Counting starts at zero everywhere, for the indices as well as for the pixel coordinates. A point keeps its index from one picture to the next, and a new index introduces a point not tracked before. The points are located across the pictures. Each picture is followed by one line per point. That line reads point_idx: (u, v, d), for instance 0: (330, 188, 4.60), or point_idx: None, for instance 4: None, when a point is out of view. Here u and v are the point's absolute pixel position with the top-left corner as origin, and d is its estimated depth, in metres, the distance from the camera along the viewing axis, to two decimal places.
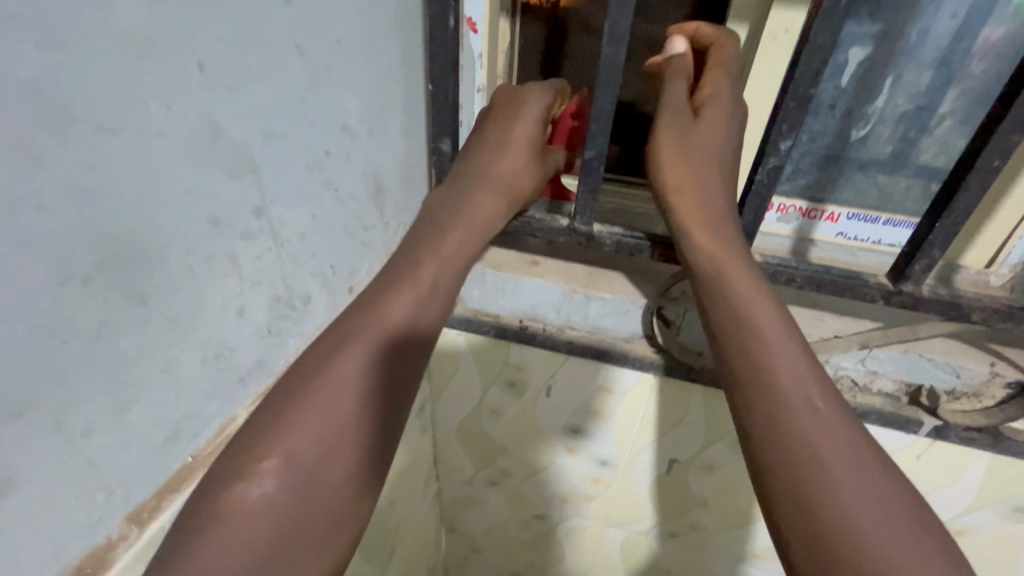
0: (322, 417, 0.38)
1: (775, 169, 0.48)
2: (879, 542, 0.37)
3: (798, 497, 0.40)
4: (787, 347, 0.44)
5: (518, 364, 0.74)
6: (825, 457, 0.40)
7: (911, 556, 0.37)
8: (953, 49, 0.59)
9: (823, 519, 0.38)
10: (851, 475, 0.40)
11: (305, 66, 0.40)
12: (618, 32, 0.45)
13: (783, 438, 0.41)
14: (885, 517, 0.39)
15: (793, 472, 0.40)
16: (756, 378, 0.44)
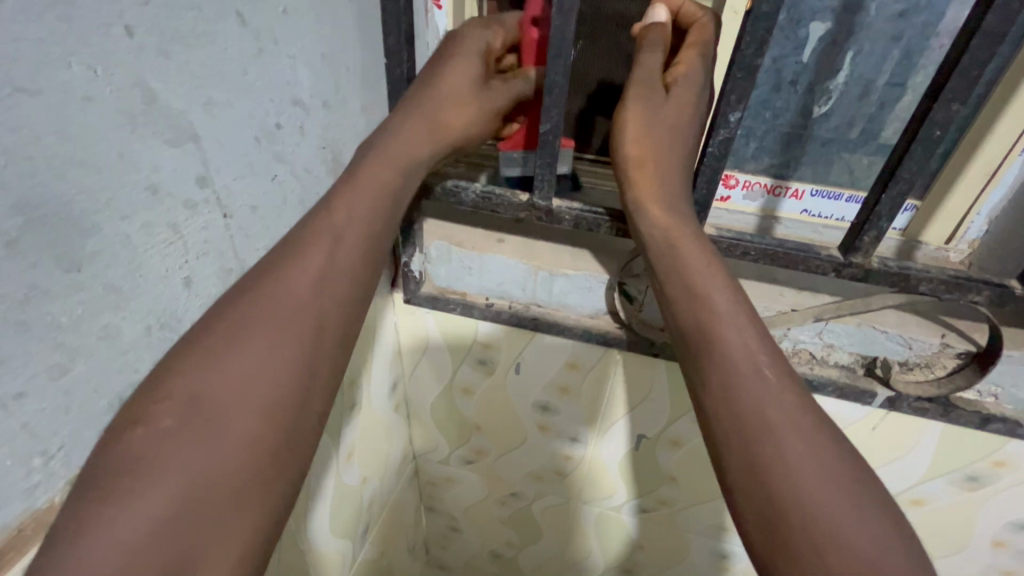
0: (249, 340, 0.37)
1: (726, 141, 0.48)
2: (816, 488, 0.38)
3: (742, 444, 0.40)
4: (734, 308, 0.44)
5: (486, 342, 0.74)
6: (764, 410, 0.41)
7: (848, 503, 0.38)
8: (912, 22, 0.59)
9: (762, 464, 0.40)
10: (794, 424, 0.40)
11: (247, 35, 0.40)
12: (567, 3, 0.45)
13: (728, 386, 0.42)
14: (825, 465, 0.39)
15: (735, 419, 0.41)
16: (702, 329, 0.44)
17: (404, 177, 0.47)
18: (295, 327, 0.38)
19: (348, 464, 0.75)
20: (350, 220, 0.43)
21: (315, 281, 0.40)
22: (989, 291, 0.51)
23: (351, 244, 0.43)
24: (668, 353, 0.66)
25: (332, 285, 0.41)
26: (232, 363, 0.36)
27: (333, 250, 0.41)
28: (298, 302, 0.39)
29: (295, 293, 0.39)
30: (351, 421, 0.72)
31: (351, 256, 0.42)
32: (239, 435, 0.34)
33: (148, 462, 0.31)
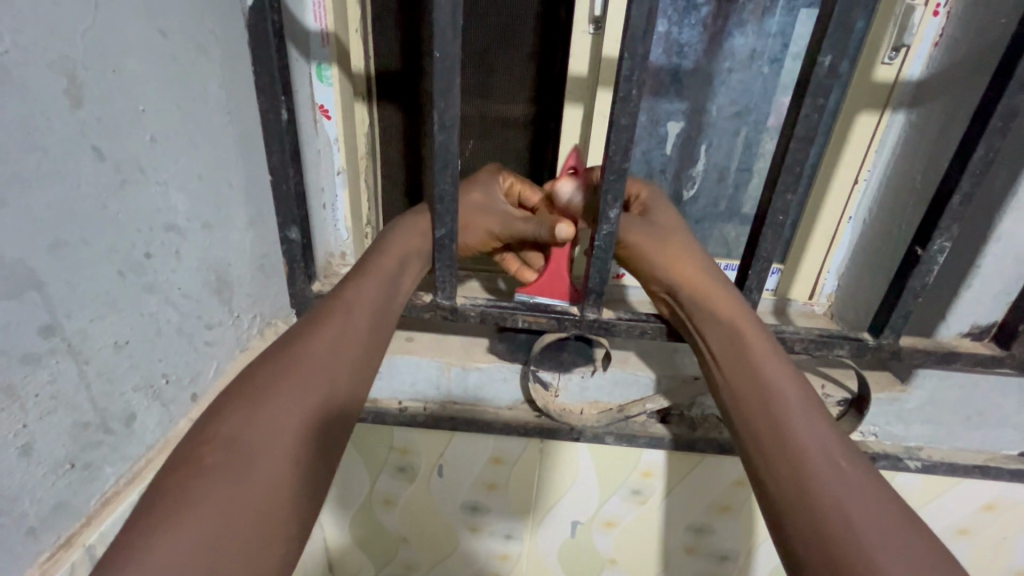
0: (293, 382, 0.37)
1: (610, 235, 0.52)
2: (849, 495, 0.36)
3: (780, 452, 0.39)
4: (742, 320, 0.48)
5: (405, 448, 0.70)
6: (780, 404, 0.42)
7: (886, 520, 0.34)
8: (747, 120, 0.70)
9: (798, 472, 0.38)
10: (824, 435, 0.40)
11: (106, 169, 0.37)
12: (448, 121, 0.47)
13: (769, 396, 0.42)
14: (858, 478, 0.37)
15: (770, 427, 0.41)
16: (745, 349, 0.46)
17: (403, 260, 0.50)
18: (324, 380, 0.38)
19: None
20: (360, 299, 0.44)
21: (332, 345, 0.40)
22: (850, 345, 0.57)
23: (368, 303, 0.44)
24: (588, 437, 0.65)
25: (347, 349, 0.41)
26: (274, 408, 0.35)
27: (349, 316, 0.43)
28: (323, 357, 0.39)
29: (319, 357, 0.39)
30: None
31: (363, 320, 0.43)
32: (273, 477, 0.33)
33: (208, 476, 0.31)
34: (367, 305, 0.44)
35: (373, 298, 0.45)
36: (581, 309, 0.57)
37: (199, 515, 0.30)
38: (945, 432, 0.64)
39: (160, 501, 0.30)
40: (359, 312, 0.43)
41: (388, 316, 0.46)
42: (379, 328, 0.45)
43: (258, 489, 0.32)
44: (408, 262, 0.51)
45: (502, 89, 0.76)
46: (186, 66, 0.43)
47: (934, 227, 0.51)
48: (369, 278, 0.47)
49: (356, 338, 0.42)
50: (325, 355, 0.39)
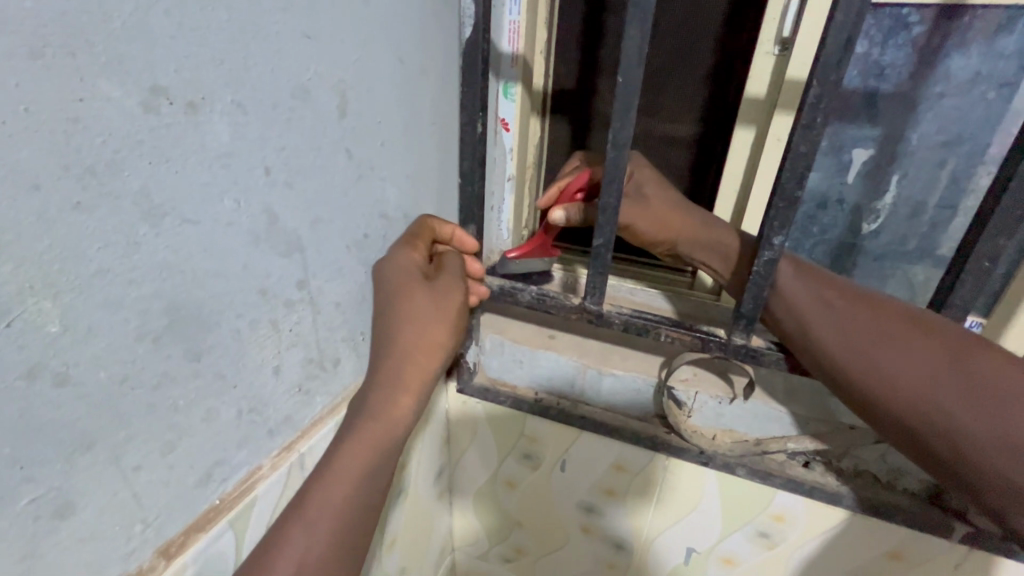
0: (359, 442, 0.46)
1: (771, 262, 0.50)
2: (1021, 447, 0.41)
3: (983, 479, 0.43)
4: (845, 332, 0.49)
5: (534, 436, 0.75)
6: (924, 392, 0.45)
7: None
8: (955, 151, 0.62)
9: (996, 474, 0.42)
10: (971, 386, 0.43)
11: (351, 166, 0.48)
12: (622, 139, 0.51)
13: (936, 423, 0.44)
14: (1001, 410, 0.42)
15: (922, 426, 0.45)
16: (882, 381, 0.47)
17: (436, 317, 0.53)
18: (314, 571, 0.41)
19: (388, 552, 0.73)
20: (412, 356, 0.51)
21: (382, 427, 0.48)
22: None
23: (412, 367, 0.51)
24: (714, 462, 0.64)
25: (382, 435, 0.47)
26: (340, 467, 0.44)
27: (392, 406, 0.49)
28: (366, 441, 0.46)
29: (371, 426, 0.47)
30: (396, 508, 0.71)
31: (351, 491, 0.44)
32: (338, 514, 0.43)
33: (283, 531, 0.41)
34: (367, 467, 0.45)
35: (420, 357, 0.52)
36: (729, 333, 0.56)
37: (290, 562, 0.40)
38: None
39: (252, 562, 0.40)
40: (398, 371, 0.50)
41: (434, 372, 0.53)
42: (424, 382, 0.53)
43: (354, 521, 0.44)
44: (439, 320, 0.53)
45: (671, 110, 0.78)
46: (411, 85, 0.53)
47: None
48: (413, 334, 0.52)
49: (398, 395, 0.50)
50: (308, 550, 0.41)
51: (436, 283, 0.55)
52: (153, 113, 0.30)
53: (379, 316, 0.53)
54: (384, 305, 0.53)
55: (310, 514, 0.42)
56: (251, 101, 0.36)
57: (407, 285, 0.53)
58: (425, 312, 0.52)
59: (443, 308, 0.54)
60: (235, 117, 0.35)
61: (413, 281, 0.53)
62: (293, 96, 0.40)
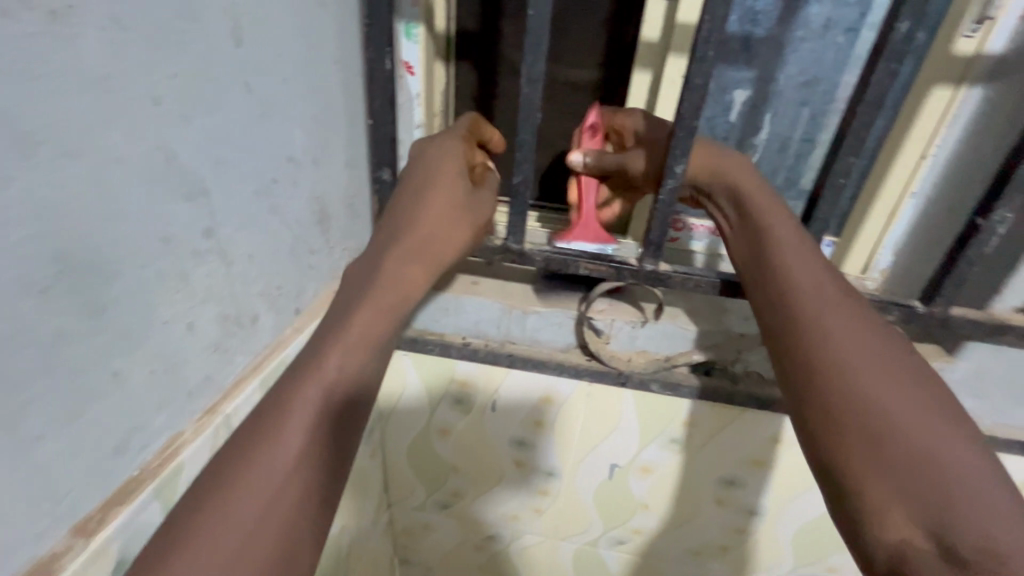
0: (338, 361, 0.40)
1: (674, 189, 0.55)
2: (916, 443, 0.36)
3: (855, 466, 0.37)
4: (804, 276, 0.46)
5: (463, 381, 0.77)
6: (850, 352, 0.41)
7: (949, 442, 0.36)
8: (813, 91, 0.71)
9: (876, 459, 0.36)
10: (898, 380, 0.40)
11: (252, 101, 0.44)
12: (535, 74, 0.52)
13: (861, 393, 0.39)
14: (912, 408, 0.38)
15: (825, 380, 0.40)
16: (818, 327, 0.43)
17: (456, 202, 0.52)
18: (289, 498, 0.35)
19: None
20: (427, 228, 0.50)
21: (405, 285, 0.47)
22: (899, 310, 0.60)
23: (430, 227, 0.50)
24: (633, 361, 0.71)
25: (361, 351, 0.42)
26: (322, 386, 0.39)
27: (405, 271, 0.47)
28: (388, 303, 0.45)
29: (393, 288, 0.46)
30: None
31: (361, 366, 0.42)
32: (313, 436, 0.38)
33: (246, 455, 0.36)
34: (377, 334, 0.44)
35: (435, 224, 0.50)
36: (639, 260, 0.61)
37: (260, 483, 0.35)
38: (988, 407, 0.66)
39: (222, 473, 0.35)
40: (417, 232, 0.49)
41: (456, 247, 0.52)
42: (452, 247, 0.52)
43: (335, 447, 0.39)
44: (456, 198, 0.52)
45: (573, 55, 0.80)
46: (310, 14, 0.49)
47: (996, 196, 0.51)
48: (430, 212, 0.50)
49: (423, 254, 0.49)
50: (284, 473, 0.36)
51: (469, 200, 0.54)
52: (9, 20, 0.26)
53: (409, 194, 0.51)
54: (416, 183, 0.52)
55: (284, 438, 0.37)
56: (130, 15, 0.32)
57: (429, 175, 0.52)
58: (455, 208, 0.52)
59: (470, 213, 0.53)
60: (112, 32, 0.31)
61: (456, 177, 0.53)
62: (179, 15, 0.35)
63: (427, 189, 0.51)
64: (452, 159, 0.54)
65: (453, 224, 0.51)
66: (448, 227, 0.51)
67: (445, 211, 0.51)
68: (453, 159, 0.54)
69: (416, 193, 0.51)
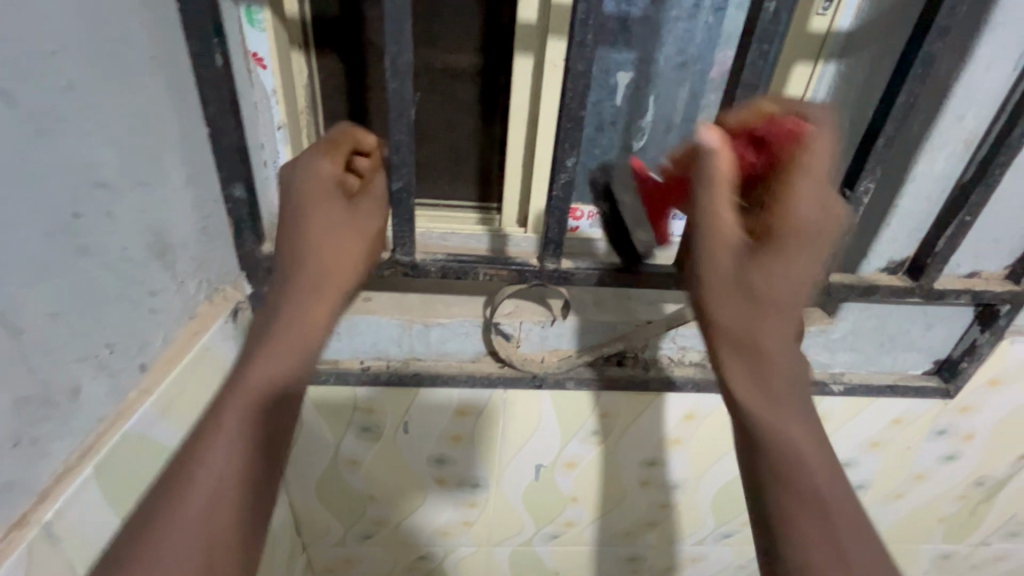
0: (231, 419, 0.41)
1: (568, 184, 0.52)
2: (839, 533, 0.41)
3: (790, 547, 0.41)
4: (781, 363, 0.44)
5: (369, 407, 0.70)
6: (798, 444, 0.43)
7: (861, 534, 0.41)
8: (691, 71, 0.71)
9: (796, 537, 0.41)
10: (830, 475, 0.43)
11: (20, 116, 0.33)
12: (400, 67, 0.46)
13: (787, 455, 0.43)
14: (837, 502, 0.42)
15: (774, 467, 0.43)
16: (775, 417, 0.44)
17: (334, 235, 0.49)
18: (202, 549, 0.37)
19: None
20: (314, 275, 0.48)
21: (290, 363, 0.44)
22: None
23: (321, 295, 0.48)
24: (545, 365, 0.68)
25: (256, 404, 0.42)
26: (224, 442, 0.41)
27: (279, 345, 0.45)
28: (264, 373, 0.43)
29: (278, 361, 0.44)
30: None
31: (266, 394, 0.43)
32: (216, 492, 0.39)
33: (156, 514, 0.38)
34: (265, 391, 0.43)
35: (317, 280, 0.48)
36: (540, 260, 0.58)
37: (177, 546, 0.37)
38: (864, 359, 0.72)
39: (137, 529, 0.37)
40: (300, 286, 0.48)
41: (343, 301, 0.50)
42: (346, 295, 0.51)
43: (249, 494, 0.41)
44: (333, 228, 0.49)
45: (450, 39, 0.74)
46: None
47: (860, 169, 0.54)
48: (317, 245, 0.49)
49: (306, 321, 0.47)
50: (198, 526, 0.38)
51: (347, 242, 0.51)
52: None
53: (294, 231, 0.49)
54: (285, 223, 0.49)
55: (187, 490, 0.39)
56: None
57: (302, 215, 0.49)
58: (342, 237, 0.49)
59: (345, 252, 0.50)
60: None
61: (328, 199, 0.49)
62: None
63: (303, 232, 0.49)
64: (320, 180, 0.48)
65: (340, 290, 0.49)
66: (338, 265, 0.49)
67: (334, 252, 0.49)
68: (322, 177, 0.49)
69: (299, 232, 0.49)
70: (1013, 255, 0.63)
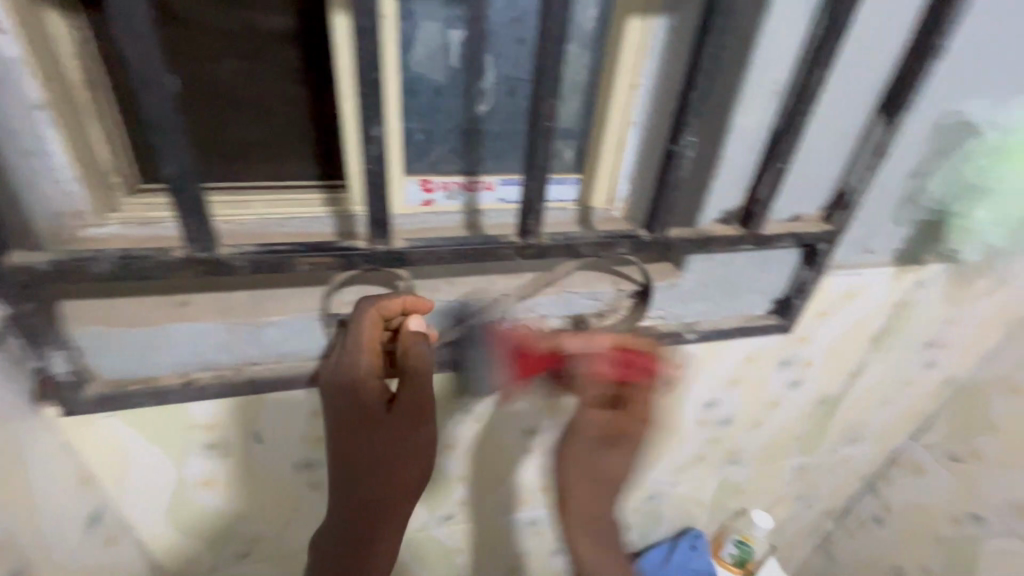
0: (354, 462, 0.63)
1: (378, 154, 0.48)
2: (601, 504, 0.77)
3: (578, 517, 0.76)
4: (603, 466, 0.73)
5: (206, 423, 0.63)
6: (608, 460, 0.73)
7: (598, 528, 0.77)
8: (526, 26, 0.68)
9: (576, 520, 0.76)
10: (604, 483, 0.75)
11: None
12: (136, 24, 0.38)
13: (593, 469, 0.73)
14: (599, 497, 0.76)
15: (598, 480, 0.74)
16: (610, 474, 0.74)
17: (358, 387, 0.59)
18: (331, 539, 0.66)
19: None
20: (369, 398, 0.59)
21: (393, 437, 0.62)
22: (628, 242, 0.62)
23: (386, 420, 0.61)
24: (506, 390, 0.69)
25: (404, 464, 0.63)
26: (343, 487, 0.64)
27: (397, 482, 0.64)
28: (406, 455, 0.62)
29: (377, 464, 0.62)
30: None
31: (384, 447, 0.62)
32: (342, 507, 0.65)
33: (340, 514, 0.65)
34: (394, 450, 0.63)
35: (375, 442, 0.62)
36: (369, 242, 0.53)
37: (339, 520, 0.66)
38: (713, 306, 0.75)
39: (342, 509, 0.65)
40: (372, 409, 0.60)
41: (417, 415, 0.61)
42: (418, 415, 0.61)
43: (370, 513, 0.64)
44: (367, 376, 0.58)
45: None
46: None
47: (681, 122, 0.54)
48: (359, 389, 0.59)
49: (386, 434, 0.62)
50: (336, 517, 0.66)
51: (396, 405, 0.61)
52: None
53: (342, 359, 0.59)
54: (336, 382, 0.60)
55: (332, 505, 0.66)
56: None
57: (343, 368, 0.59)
58: (371, 401, 0.60)
59: (397, 425, 0.61)
60: None
61: (371, 354, 0.58)
62: None
63: (348, 369, 0.59)
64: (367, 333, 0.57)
65: (407, 427, 0.61)
66: (376, 416, 0.60)
67: (368, 404, 0.59)
68: (361, 328, 0.57)
69: (338, 365, 0.59)
70: (825, 197, 0.68)
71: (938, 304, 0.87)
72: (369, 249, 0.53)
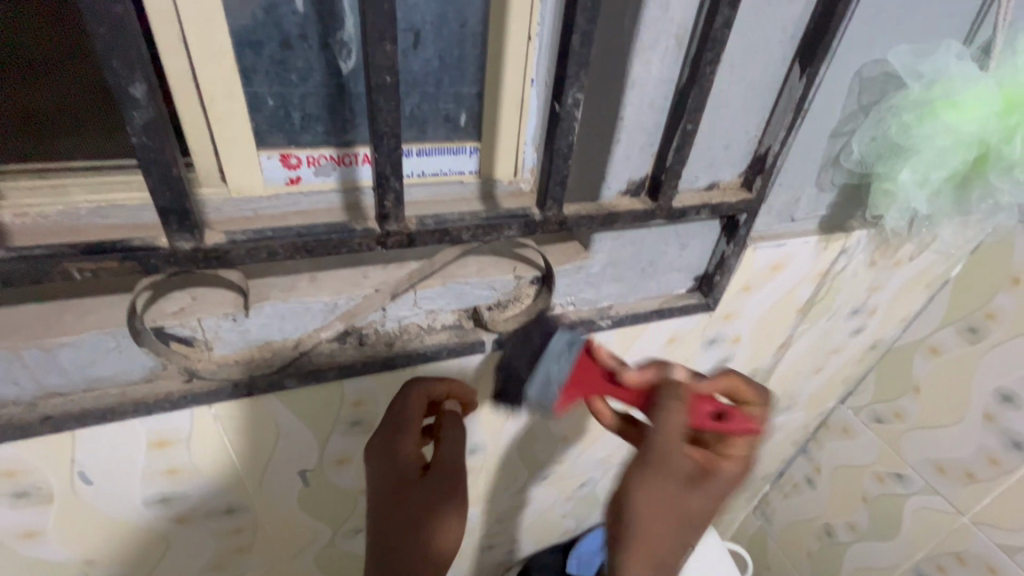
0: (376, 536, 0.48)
1: (151, 124, 0.36)
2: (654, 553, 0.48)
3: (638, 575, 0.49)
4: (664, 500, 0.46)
5: (3, 470, 0.50)
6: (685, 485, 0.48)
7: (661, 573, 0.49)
8: None
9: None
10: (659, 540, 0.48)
11: None
12: None
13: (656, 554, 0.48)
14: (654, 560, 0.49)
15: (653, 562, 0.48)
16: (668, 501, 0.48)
17: (393, 449, 0.51)
18: None
19: None
20: (396, 459, 0.50)
21: (431, 502, 0.48)
22: (517, 223, 0.52)
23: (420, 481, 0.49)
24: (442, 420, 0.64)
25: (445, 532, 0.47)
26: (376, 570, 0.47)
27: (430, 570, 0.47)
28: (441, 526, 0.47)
29: (400, 532, 0.47)
30: None
31: (422, 506, 0.48)
32: None
33: None
34: (424, 515, 0.47)
35: (398, 513, 0.47)
36: (169, 239, 0.41)
37: None
38: (627, 289, 0.68)
39: None
40: (394, 464, 0.50)
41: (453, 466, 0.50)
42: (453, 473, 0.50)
43: None
44: (400, 432, 0.52)
45: None
46: None
47: (564, 76, 0.44)
48: (391, 453, 0.51)
49: (417, 494, 0.48)
50: None
51: (429, 472, 0.50)
52: None
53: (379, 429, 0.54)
54: (374, 450, 0.52)
55: None
56: None
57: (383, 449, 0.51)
58: (398, 464, 0.50)
59: (423, 496, 0.48)
60: None
61: (410, 427, 0.52)
62: None
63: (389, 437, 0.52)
64: (414, 399, 0.54)
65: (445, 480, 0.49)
66: (406, 483, 0.49)
67: (395, 471, 0.50)
68: (409, 400, 0.54)
69: (378, 443, 0.52)
70: (743, 162, 0.61)
71: (864, 270, 0.83)
72: (170, 247, 0.42)
